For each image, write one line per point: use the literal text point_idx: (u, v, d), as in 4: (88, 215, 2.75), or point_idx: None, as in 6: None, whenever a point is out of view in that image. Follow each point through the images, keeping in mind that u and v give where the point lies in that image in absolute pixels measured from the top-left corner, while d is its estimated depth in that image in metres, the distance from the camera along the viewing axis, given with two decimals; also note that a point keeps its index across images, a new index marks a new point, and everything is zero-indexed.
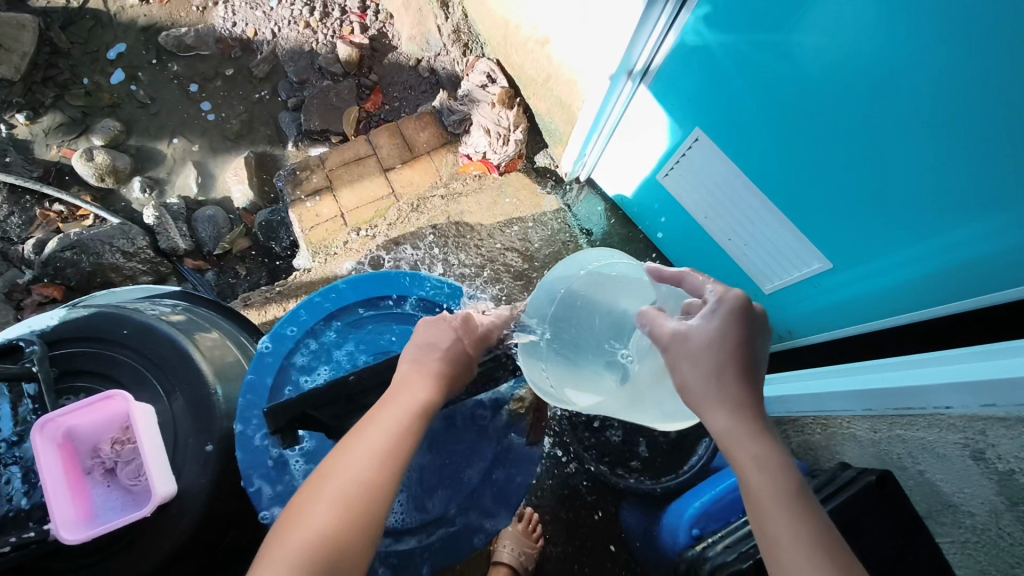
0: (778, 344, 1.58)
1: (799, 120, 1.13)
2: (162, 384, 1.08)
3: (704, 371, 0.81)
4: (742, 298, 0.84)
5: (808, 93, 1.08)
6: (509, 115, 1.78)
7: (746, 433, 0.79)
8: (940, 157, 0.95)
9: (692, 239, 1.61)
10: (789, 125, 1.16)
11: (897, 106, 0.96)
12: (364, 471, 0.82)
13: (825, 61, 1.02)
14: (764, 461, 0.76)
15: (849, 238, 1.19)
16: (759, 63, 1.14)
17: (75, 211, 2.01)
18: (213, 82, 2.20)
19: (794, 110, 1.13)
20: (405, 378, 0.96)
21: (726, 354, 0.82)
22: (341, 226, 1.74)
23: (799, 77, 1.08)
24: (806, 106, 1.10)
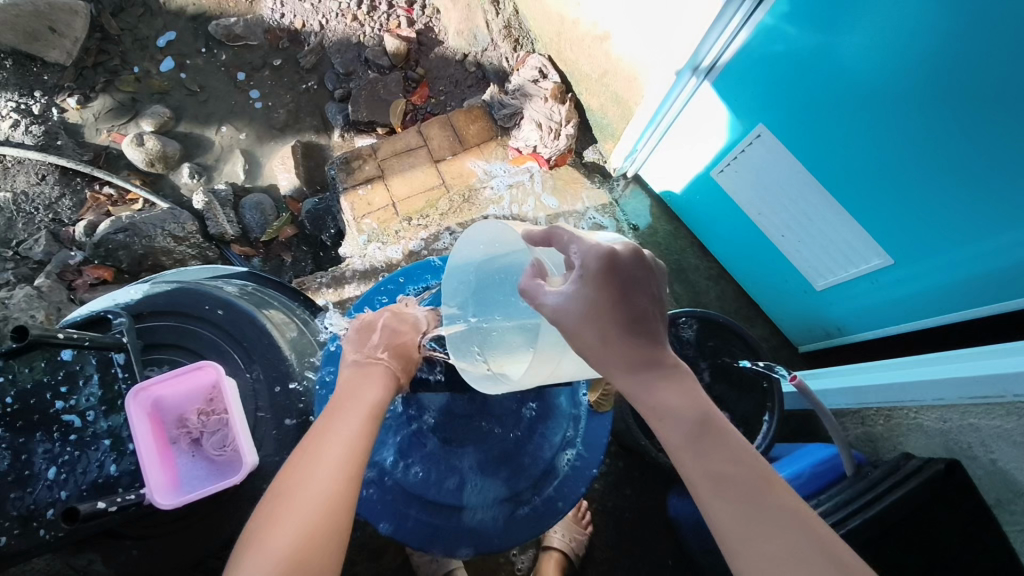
0: (827, 341, 1.62)
1: (859, 119, 1.15)
2: (243, 358, 1.11)
3: (594, 341, 0.79)
4: (603, 254, 0.78)
5: (870, 93, 1.11)
6: (561, 109, 1.80)
7: (644, 385, 0.79)
8: (1003, 155, 0.97)
9: (743, 236, 1.64)
10: (852, 124, 1.17)
11: (967, 106, 0.97)
12: (323, 480, 0.77)
13: (891, 61, 1.04)
14: (660, 409, 0.78)
15: (908, 235, 1.21)
16: (824, 62, 1.16)
17: (124, 195, 2.04)
18: (261, 72, 2.23)
19: (856, 110, 1.15)
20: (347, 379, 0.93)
21: (607, 320, 0.78)
22: (393, 215, 1.77)
23: (861, 78, 1.11)
24: (867, 106, 1.13)
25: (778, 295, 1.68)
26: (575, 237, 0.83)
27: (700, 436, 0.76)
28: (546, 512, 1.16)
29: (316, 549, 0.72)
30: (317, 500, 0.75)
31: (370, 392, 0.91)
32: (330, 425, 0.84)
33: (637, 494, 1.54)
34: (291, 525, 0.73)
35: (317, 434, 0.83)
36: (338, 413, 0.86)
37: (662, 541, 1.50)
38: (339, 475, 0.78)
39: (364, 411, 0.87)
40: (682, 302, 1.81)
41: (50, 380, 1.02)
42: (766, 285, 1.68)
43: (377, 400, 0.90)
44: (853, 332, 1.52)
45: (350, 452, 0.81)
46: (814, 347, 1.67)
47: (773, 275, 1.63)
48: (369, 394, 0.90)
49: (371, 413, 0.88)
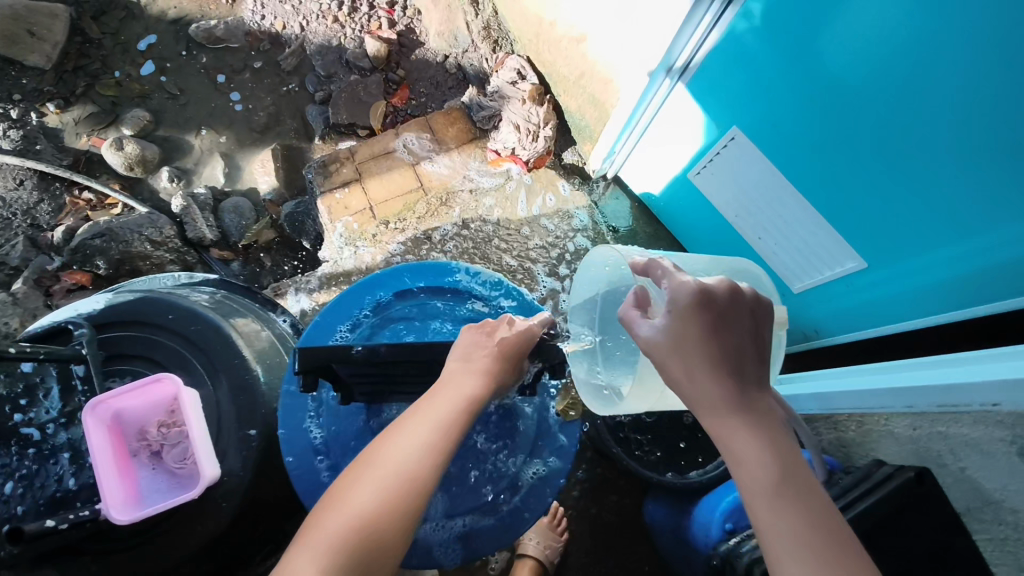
0: (805, 344, 1.61)
1: (833, 122, 1.14)
2: (207, 369, 1.09)
3: (681, 374, 0.77)
4: (691, 290, 0.78)
5: (844, 97, 1.10)
6: (539, 112, 1.79)
7: (728, 427, 0.75)
8: (974, 165, 0.96)
9: (721, 239, 1.62)
10: (830, 128, 1.16)
11: (944, 112, 0.96)
12: (409, 459, 0.83)
13: (867, 63, 1.02)
14: (739, 455, 0.74)
15: (886, 242, 1.19)
16: (801, 66, 1.14)
17: (104, 200, 2.03)
18: (241, 74, 2.21)
19: (830, 114, 1.14)
20: (449, 377, 0.94)
21: (694, 353, 0.77)
22: (370, 219, 1.76)
23: (834, 81, 1.10)
24: (841, 110, 1.11)
25: None
26: (669, 273, 0.83)
27: (778, 487, 0.71)
28: (517, 520, 1.15)
29: (389, 524, 0.79)
30: (396, 478, 0.82)
31: (467, 380, 0.93)
32: (427, 408, 0.90)
33: (613, 499, 1.54)
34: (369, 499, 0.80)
35: (413, 417, 0.89)
36: (435, 397, 0.91)
37: (638, 546, 1.50)
38: (427, 454, 0.84)
39: (460, 399, 0.90)
40: None
41: (9, 392, 1.01)
42: None
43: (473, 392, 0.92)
44: (829, 335, 1.51)
45: (440, 437, 0.86)
46: (791, 351, 1.67)
47: None
48: (467, 382, 0.93)
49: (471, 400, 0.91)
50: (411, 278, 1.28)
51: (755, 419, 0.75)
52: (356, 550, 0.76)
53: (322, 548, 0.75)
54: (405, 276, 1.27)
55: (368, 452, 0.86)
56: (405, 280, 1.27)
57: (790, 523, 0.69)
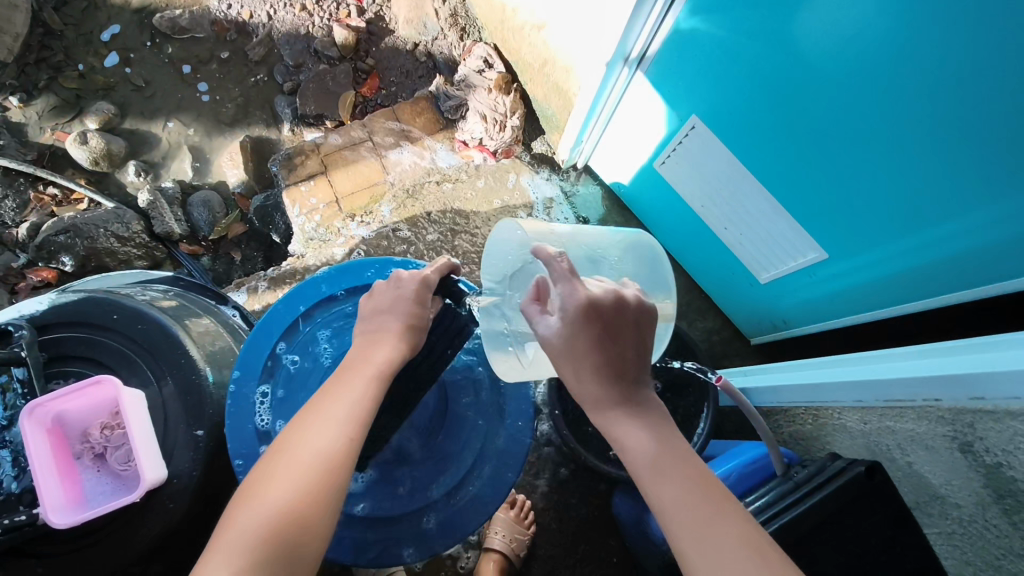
0: (775, 333, 1.59)
1: (794, 110, 1.11)
2: (153, 369, 1.08)
3: (570, 373, 0.83)
4: (579, 299, 0.80)
5: (804, 84, 1.06)
6: (506, 101, 1.76)
7: (613, 421, 0.80)
8: (942, 155, 0.93)
9: (690, 228, 1.60)
10: (786, 119, 1.13)
11: (900, 105, 0.93)
12: (322, 444, 0.81)
13: (821, 52, 0.99)
14: (625, 445, 0.79)
15: (845, 232, 1.18)
16: (757, 54, 1.11)
17: (69, 195, 2.00)
18: (208, 65, 2.17)
19: (792, 100, 1.10)
20: (351, 364, 0.92)
21: (579, 357, 0.81)
22: (336, 212, 1.73)
23: (795, 67, 1.05)
24: (802, 97, 1.07)
25: (726, 289, 1.65)
26: (563, 275, 0.83)
27: (661, 469, 0.76)
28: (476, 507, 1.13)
29: (311, 512, 0.76)
30: (313, 464, 0.79)
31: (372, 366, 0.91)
32: (331, 396, 0.87)
33: (580, 491, 1.53)
34: (285, 489, 0.77)
35: (325, 401, 0.87)
36: (342, 384, 0.89)
37: (606, 538, 1.49)
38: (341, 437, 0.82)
39: (366, 387, 0.88)
40: None
41: None
42: (715, 278, 1.66)
43: (379, 379, 0.90)
44: (799, 325, 1.49)
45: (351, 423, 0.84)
46: (764, 340, 1.65)
47: (720, 267, 1.60)
48: (373, 368, 0.91)
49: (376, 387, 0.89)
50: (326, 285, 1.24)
51: (640, 410, 0.81)
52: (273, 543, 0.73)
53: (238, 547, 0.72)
54: (319, 284, 1.24)
55: (277, 444, 0.83)
56: (320, 287, 1.24)
57: (678, 493, 0.73)
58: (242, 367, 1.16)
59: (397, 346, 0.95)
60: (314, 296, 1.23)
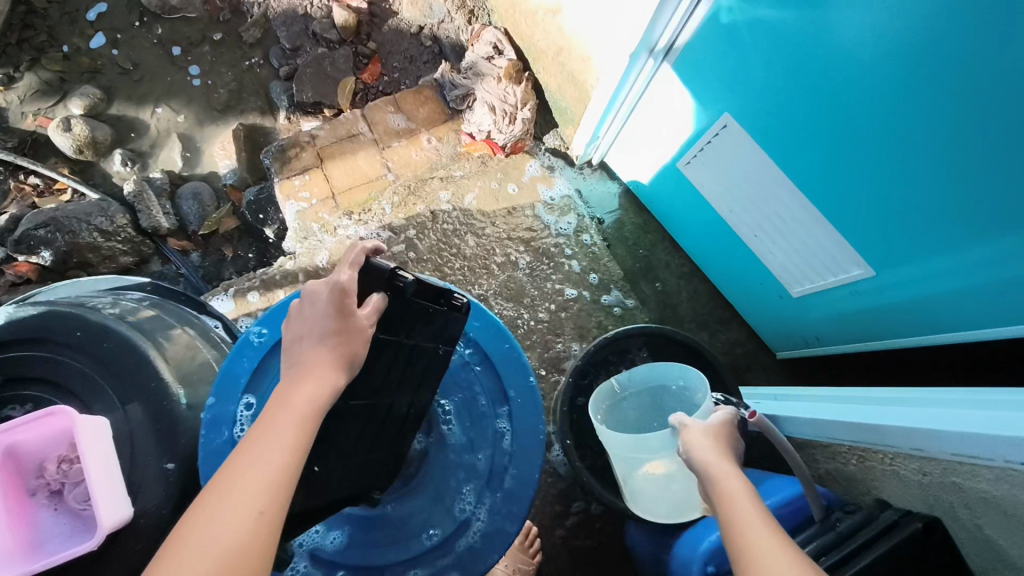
0: (806, 349, 1.46)
1: (846, 113, 0.95)
2: (120, 394, 0.97)
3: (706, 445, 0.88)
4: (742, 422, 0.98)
5: (862, 84, 0.90)
6: (516, 91, 1.62)
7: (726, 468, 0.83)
8: (1009, 167, 0.80)
9: (715, 233, 1.46)
10: (824, 121, 1.00)
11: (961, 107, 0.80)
12: (227, 526, 0.63)
13: (867, 45, 0.86)
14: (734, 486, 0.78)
15: (890, 247, 1.05)
16: (792, 46, 0.97)
17: (51, 185, 1.88)
18: (200, 47, 2.04)
19: (843, 102, 0.95)
20: (269, 410, 0.77)
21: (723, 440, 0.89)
22: (332, 209, 1.61)
23: (849, 66, 0.90)
24: (857, 100, 0.92)
25: (752, 300, 1.52)
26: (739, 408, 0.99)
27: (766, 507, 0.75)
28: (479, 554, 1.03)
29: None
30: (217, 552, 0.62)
31: (289, 420, 0.75)
32: (238, 461, 0.70)
33: (591, 517, 1.42)
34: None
35: (237, 470, 0.69)
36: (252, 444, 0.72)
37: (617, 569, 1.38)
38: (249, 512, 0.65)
39: (279, 446, 0.72)
40: (653, 306, 1.63)
41: None
42: (740, 288, 1.53)
43: (300, 435, 0.74)
44: (833, 342, 1.36)
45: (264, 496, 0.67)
46: (792, 355, 1.52)
47: (747, 277, 1.47)
48: (288, 424, 0.74)
49: (294, 449, 0.73)
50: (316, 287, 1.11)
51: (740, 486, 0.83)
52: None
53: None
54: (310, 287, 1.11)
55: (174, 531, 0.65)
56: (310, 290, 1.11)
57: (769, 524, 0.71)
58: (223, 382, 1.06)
59: (315, 388, 0.80)
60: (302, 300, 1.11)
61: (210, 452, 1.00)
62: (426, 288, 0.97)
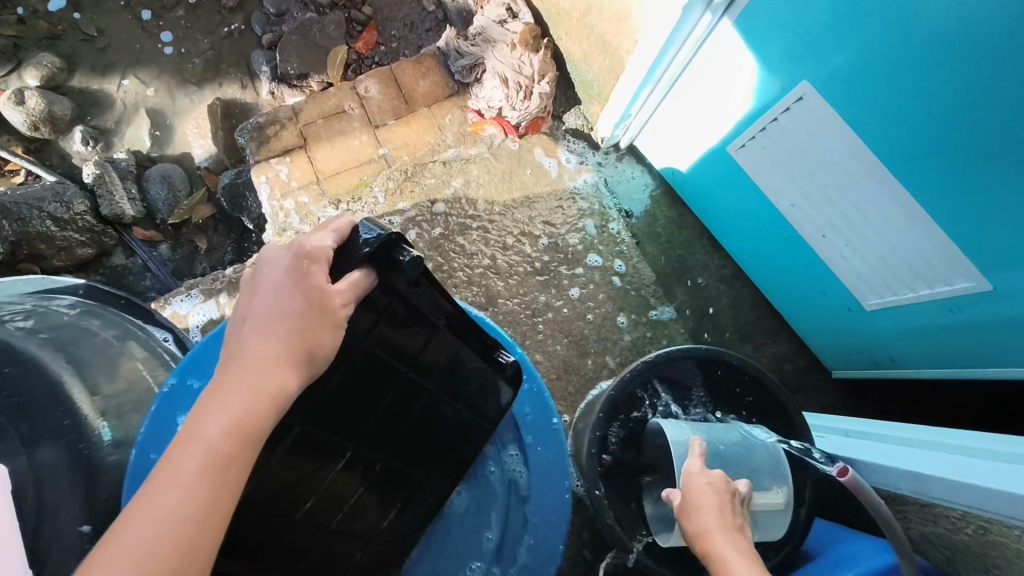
0: (874, 371, 1.23)
1: (962, 88, 0.74)
2: (26, 434, 0.74)
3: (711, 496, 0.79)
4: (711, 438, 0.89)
5: (1001, 39, 0.67)
6: (534, 60, 1.39)
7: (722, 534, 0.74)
8: None
9: (769, 232, 1.23)
10: (937, 91, 0.76)
11: None
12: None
13: None
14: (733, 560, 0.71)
15: (1014, 256, 0.81)
16: None
17: (2, 165, 1.65)
18: (173, 11, 1.80)
19: (967, 64, 0.72)
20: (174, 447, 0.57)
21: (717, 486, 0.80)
22: (316, 195, 1.39)
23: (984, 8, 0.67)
24: (983, 70, 0.70)
25: (808, 310, 1.29)
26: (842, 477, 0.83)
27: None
28: None
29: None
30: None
31: (192, 473, 0.55)
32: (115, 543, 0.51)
33: None
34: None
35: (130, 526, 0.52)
36: (137, 514, 0.53)
37: None
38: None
39: (170, 516, 0.53)
40: (688, 314, 1.40)
41: None
42: (796, 297, 1.30)
43: (208, 493, 0.55)
44: (914, 365, 1.13)
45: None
46: (854, 376, 1.29)
47: (805, 284, 1.24)
48: (192, 479, 0.55)
49: (196, 512, 0.54)
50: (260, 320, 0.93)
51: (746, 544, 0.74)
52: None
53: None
54: None
55: None
56: None
57: None
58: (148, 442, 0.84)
59: (236, 420, 0.59)
60: None
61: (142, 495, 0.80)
62: (460, 328, 0.82)
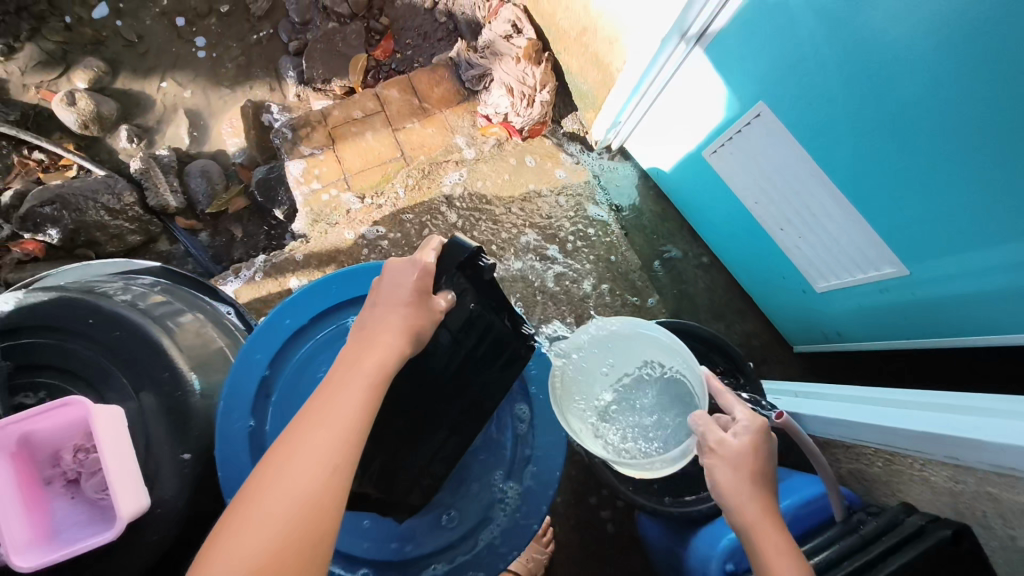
0: (826, 344, 1.43)
1: (875, 118, 0.94)
2: (133, 382, 0.94)
3: (736, 476, 0.80)
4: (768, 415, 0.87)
5: (898, 82, 0.87)
6: (536, 72, 1.58)
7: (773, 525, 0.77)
8: None
9: (738, 224, 1.42)
10: (858, 118, 0.97)
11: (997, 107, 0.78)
12: (303, 485, 0.68)
13: (902, 36, 0.83)
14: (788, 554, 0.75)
15: (922, 246, 1.02)
16: (833, 37, 0.93)
17: (56, 160, 1.84)
18: (206, 19, 1.97)
19: (877, 98, 0.92)
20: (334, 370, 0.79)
21: (761, 465, 0.82)
22: (343, 190, 1.58)
23: (884, 57, 0.87)
24: (888, 105, 0.91)
25: (771, 292, 1.49)
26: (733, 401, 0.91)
27: None
28: (512, 538, 0.99)
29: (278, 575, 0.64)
30: (295, 511, 0.67)
31: (358, 388, 0.76)
32: (308, 425, 0.73)
33: (604, 507, 1.42)
34: (252, 542, 0.64)
35: (316, 417, 0.73)
36: (322, 411, 0.74)
37: (630, 559, 1.39)
38: (319, 475, 0.69)
39: (347, 413, 0.74)
40: (671, 297, 1.60)
41: None
42: (761, 280, 1.49)
43: (367, 403, 0.76)
44: (857, 339, 1.33)
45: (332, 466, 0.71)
46: (810, 350, 1.50)
47: (769, 270, 1.44)
48: (357, 391, 0.76)
49: (365, 410, 0.75)
50: (321, 298, 1.10)
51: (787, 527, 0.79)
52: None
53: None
54: (317, 296, 1.10)
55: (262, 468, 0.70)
56: (319, 301, 1.10)
57: None
58: (230, 399, 1.01)
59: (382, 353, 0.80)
60: (312, 311, 1.10)
61: (222, 434, 0.99)
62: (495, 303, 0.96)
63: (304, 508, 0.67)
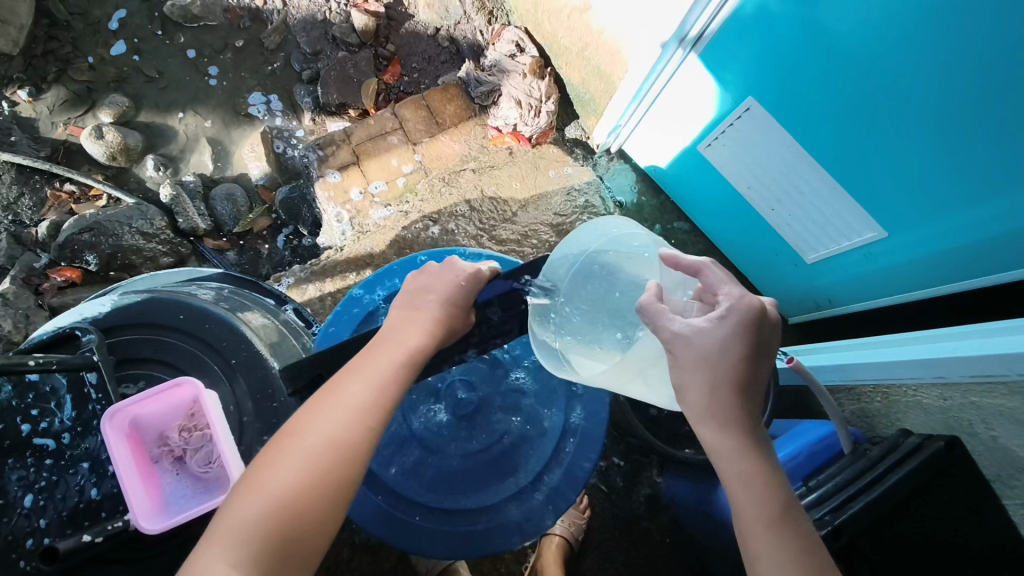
0: (817, 312, 1.60)
1: (859, 93, 1.09)
2: (224, 368, 1.06)
3: (700, 387, 0.79)
4: (755, 307, 0.79)
5: (854, 53, 1.06)
6: (541, 85, 1.74)
7: (735, 448, 0.79)
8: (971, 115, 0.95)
9: (733, 209, 1.59)
10: (825, 88, 1.15)
11: (935, 67, 0.95)
12: (334, 434, 0.79)
13: (854, 16, 1.02)
14: (749, 478, 0.78)
15: (887, 198, 1.18)
16: (798, 24, 1.13)
17: (87, 191, 1.94)
18: (222, 54, 2.10)
19: (839, 67, 1.10)
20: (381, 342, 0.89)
21: (724, 366, 0.78)
22: (371, 203, 1.71)
23: (841, 33, 1.06)
24: (873, 81, 1.06)
25: (765, 270, 1.66)
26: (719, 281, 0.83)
27: (782, 514, 0.76)
28: (566, 486, 1.16)
29: (312, 505, 0.75)
30: (327, 454, 0.78)
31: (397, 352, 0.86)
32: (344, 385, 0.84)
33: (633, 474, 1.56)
34: (291, 477, 0.76)
35: (350, 379, 0.84)
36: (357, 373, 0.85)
37: (659, 519, 1.52)
38: (351, 426, 0.80)
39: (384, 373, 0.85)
40: None
41: (19, 404, 0.97)
42: (756, 259, 1.66)
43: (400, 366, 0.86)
44: (846, 302, 1.49)
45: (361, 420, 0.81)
46: (803, 319, 1.67)
47: (763, 251, 1.61)
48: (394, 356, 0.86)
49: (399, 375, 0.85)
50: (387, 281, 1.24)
51: (754, 440, 0.80)
52: (275, 538, 0.73)
53: (236, 540, 0.72)
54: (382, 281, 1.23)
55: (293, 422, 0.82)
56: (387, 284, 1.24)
57: (768, 539, 0.75)
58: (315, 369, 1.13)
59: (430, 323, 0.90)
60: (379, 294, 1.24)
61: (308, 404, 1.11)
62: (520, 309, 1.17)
63: (338, 453, 0.78)
